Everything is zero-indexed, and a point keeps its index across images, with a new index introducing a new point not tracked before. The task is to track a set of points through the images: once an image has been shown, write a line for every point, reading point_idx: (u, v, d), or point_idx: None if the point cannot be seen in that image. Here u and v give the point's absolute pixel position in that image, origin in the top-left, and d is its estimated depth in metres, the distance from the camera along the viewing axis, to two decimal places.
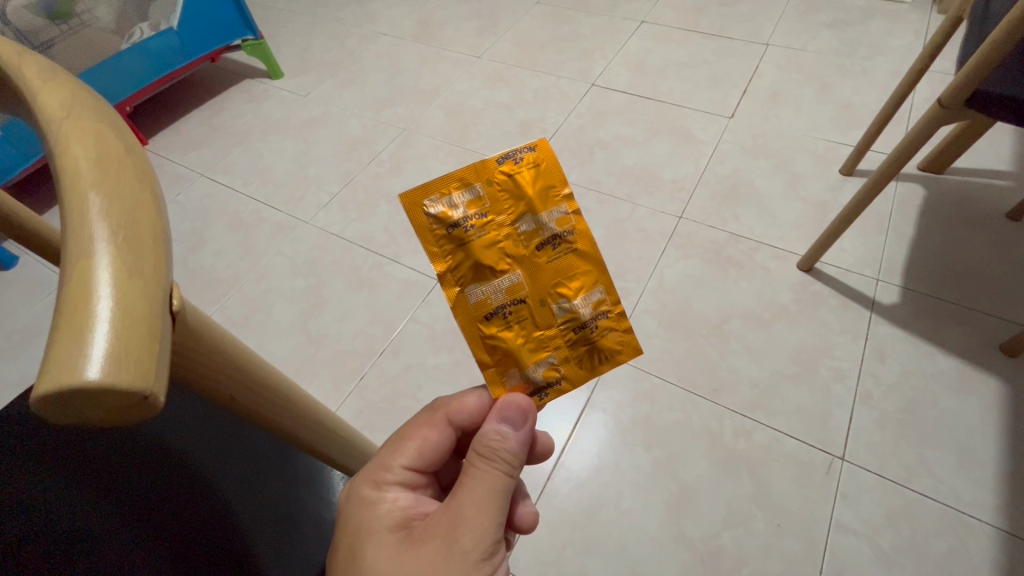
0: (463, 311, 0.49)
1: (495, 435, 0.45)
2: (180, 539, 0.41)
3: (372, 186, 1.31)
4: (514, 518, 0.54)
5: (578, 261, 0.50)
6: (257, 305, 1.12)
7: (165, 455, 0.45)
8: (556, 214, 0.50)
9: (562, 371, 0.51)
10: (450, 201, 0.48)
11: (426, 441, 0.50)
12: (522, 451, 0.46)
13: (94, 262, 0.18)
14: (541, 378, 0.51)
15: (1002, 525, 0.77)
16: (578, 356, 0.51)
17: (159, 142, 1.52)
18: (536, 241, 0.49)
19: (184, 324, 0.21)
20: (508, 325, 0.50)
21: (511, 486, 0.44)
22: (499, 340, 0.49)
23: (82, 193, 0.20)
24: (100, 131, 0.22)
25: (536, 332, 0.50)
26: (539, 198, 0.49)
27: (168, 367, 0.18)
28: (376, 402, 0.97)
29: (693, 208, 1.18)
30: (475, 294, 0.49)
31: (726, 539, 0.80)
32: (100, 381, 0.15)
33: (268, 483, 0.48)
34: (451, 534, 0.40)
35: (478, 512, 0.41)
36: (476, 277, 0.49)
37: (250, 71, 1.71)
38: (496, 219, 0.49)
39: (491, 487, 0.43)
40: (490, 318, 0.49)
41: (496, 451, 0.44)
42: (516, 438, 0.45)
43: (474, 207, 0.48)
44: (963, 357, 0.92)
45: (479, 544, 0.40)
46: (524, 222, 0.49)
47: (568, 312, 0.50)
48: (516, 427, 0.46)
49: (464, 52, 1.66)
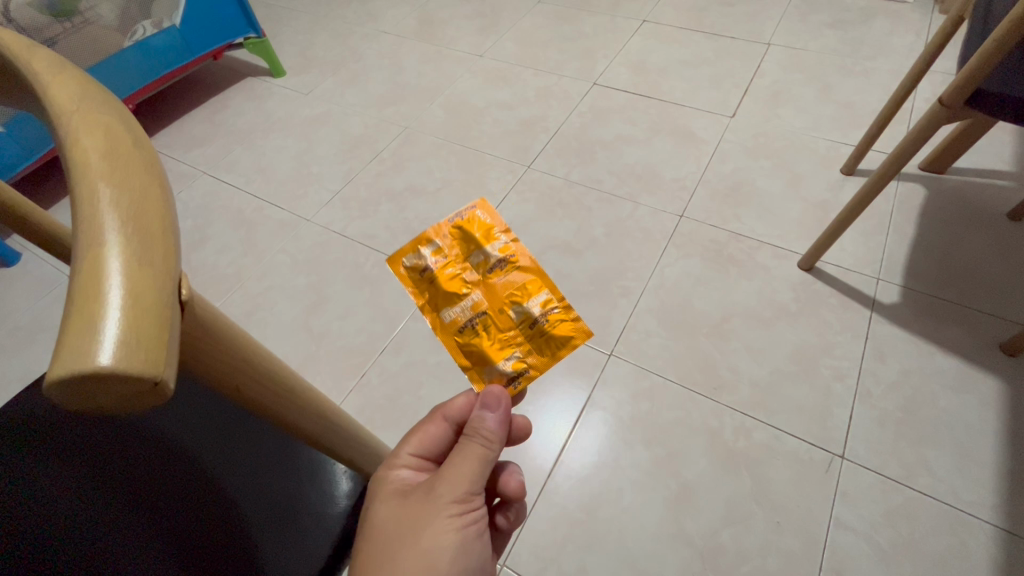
0: (439, 330, 0.55)
1: (474, 417, 0.47)
2: (176, 534, 0.41)
3: (374, 184, 1.31)
4: (500, 487, 0.54)
5: (524, 273, 0.57)
6: (259, 302, 1.13)
7: (168, 451, 0.45)
8: (497, 244, 0.57)
9: (528, 361, 0.55)
10: (415, 252, 0.56)
11: (426, 433, 0.51)
12: (503, 431, 0.47)
13: (104, 251, 0.18)
14: (511, 370, 0.55)
15: (1001, 523, 0.78)
16: (539, 347, 0.56)
17: (161, 139, 1.53)
18: (486, 264, 0.56)
19: (192, 314, 0.22)
20: (477, 333, 0.55)
21: (488, 463, 0.45)
22: (470, 347, 0.55)
23: (92, 184, 0.20)
24: (107, 125, 0.23)
25: (501, 335, 0.55)
26: (481, 232, 0.56)
27: (176, 355, 0.18)
28: (378, 399, 0.97)
29: (694, 207, 1.18)
30: (445, 314, 0.55)
31: (725, 536, 0.80)
32: (111, 367, 0.16)
33: (270, 472, 0.46)
34: (428, 488, 0.43)
35: (452, 470, 0.43)
36: (444, 302, 0.55)
37: (252, 69, 1.72)
38: (450, 254, 0.56)
39: (470, 457, 0.44)
40: (461, 332, 0.55)
41: (471, 431, 0.46)
42: (495, 419, 0.47)
43: (433, 250, 0.56)
44: (963, 357, 0.92)
45: (450, 491, 0.42)
46: (473, 254, 0.56)
47: (523, 313, 0.56)
48: (491, 410, 0.47)
49: (465, 51, 1.66)
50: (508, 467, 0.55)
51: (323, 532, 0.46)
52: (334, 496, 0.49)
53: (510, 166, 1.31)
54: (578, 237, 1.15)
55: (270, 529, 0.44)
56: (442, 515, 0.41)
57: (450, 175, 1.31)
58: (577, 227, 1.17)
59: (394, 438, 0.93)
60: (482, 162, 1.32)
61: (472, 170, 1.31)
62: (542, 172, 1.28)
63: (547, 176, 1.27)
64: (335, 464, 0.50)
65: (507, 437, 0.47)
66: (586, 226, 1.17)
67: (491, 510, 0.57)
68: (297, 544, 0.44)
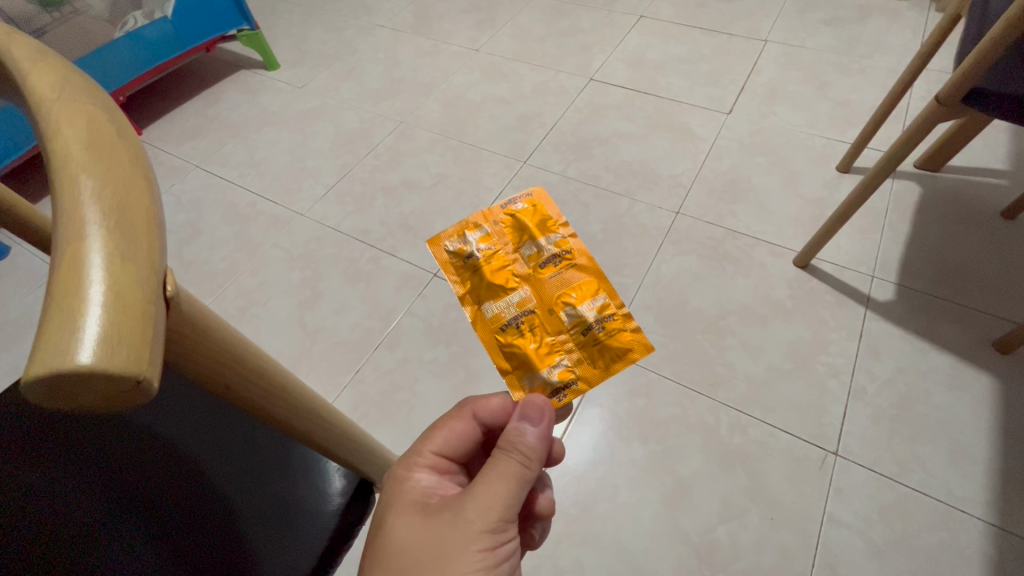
0: (485, 325, 0.66)
1: (516, 430, 0.47)
2: (168, 534, 0.40)
3: (370, 179, 1.30)
4: (533, 505, 0.54)
5: (580, 274, 0.67)
6: (253, 297, 1.12)
7: (163, 453, 0.44)
8: (551, 243, 0.69)
9: (575, 372, 0.63)
10: (464, 242, 0.69)
11: (454, 430, 0.53)
12: (542, 446, 0.47)
13: (85, 245, 0.18)
14: (558, 379, 0.62)
15: (994, 520, 0.78)
16: (590, 355, 0.63)
17: (153, 132, 1.51)
18: (539, 260, 0.68)
19: (177, 309, 0.21)
20: (523, 333, 0.64)
21: (526, 476, 0.45)
22: (515, 348, 0.64)
23: (73, 176, 0.20)
24: (89, 113, 0.22)
25: (547, 337, 0.64)
26: (534, 233, 0.70)
27: (161, 353, 0.18)
28: (372, 396, 0.97)
29: (691, 203, 1.18)
30: (491, 310, 0.66)
31: (720, 533, 0.80)
32: (90, 365, 0.15)
33: (259, 467, 0.46)
34: (458, 509, 0.41)
35: (494, 486, 0.42)
36: (492, 298, 0.66)
37: (246, 62, 1.70)
38: (504, 251, 0.69)
39: (507, 471, 0.44)
40: (506, 329, 0.65)
41: (511, 443, 0.46)
42: (535, 433, 0.47)
43: (485, 243, 0.69)
44: (957, 354, 0.93)
45: (483, 518, 0.41)
46: (526, 250, 0.69)
47: (574, 317, 0.64)
48: (532, 424, 0.48)
49: (461, 45, 1.65)
50: (542, 484, 0.55)
51: (319, 528, 0.45)
52: (327, 493, 0.47)
53: (507, 161, 1.30)
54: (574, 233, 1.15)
55: (268, 532, 0.43)
56: (476, 543, 0.39)
57: (446, 171, 1.30)
58: (574, 223, 1.16)
59: (388, 434, 0.92)
60: (478, 157, 1.32)
61: (468, 166, 1.30)
62: (539, 168, 1.28)
63: (544, 172, 1.27)
64: (328, 460, 0.49)
65: (545, 453, 0.48)
66: (582, 222, 1.16)
67: (519, 526, 0.56)
68: (291, 540, 0.43)
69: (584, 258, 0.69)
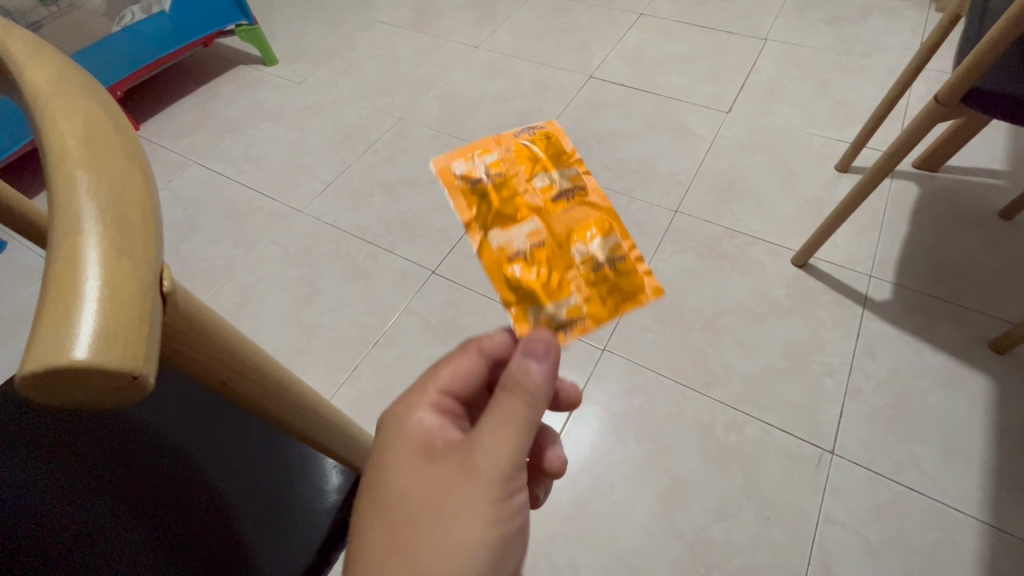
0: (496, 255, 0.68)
1: (519, 365, 0.43)
2: (165, 533, 0.40)
3: (368, 176, 1.30)
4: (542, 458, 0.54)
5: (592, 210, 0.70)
6: (250, 294, 1.12)
7: (159, 449, 0.44)
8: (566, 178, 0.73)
9: (585, 310, 0.61)
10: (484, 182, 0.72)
11: (455, 368, 0.49)
12: (549, 384, 0.43)
13: (81, 242, 0.18)
14: (567, 316, 0.62)
15: (987, 518, 0.79)
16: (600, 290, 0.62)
17: (150, 127, 1.50)
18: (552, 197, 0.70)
19: (173, 306, 0.21)
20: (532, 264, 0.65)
21: (533, 418, 0.41)
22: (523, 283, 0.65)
23: (70, 172, 0.20)
24: (87, 107, 0.22)
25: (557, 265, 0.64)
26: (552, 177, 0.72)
27: (157, 348, 0.18)
28: (370, 392, 0.97)
29: (689, 201, 1.18)
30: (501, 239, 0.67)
31: (716, 531, 0.81)
32: (88, 361, 0.15)
33: (255, 465, 0.45)
34: (464, 459, 0.38)
35: (497, 437, 0.39)
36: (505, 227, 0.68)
37: (244, 57, 1.69)
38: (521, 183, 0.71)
39: (512, 415, 0.40)
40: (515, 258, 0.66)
41: (515, 380, 0.42)
42: (541, 370, 0.43)
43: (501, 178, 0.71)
44: (952, 353, 0.93)
45: (492, 467, 0.38)
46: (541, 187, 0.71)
47: (584, 253, 0.64)
48: (537, 360, 0.43)
49: (460, 42, 1.64)
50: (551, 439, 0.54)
51: (315, 525, 0.44)
52: (323, 490, 0.46)
53: None
54: None
55: (265, 530, 0.43)
56: (485, 494, 0.37)
57: None
58: None
59: None
60: None
61: None
62: None
63: None
64: (325, 457, 0.48)
65: (552, 391, 0.44)
66: None
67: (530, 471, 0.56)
68: (288, 537, 0.43)
69: (595, 196, 0.72)
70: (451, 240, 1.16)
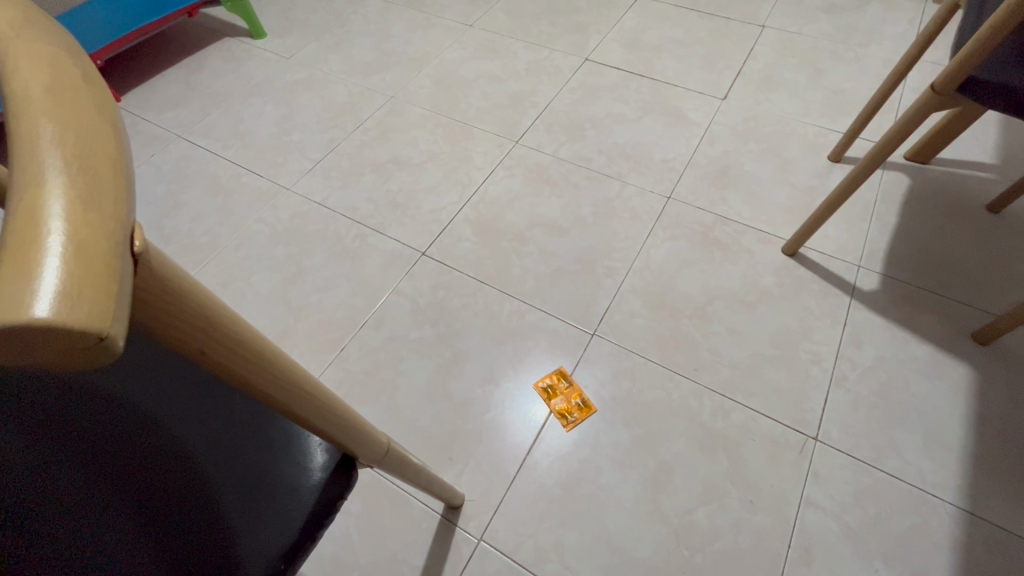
0: None
1: None
2: (144, 512, 0.36)
3: (358, 155, 1.27)
4: None
5: None
6: (236, 272, 1.10)
7: (124, 415, 0.37)
8: None
9: None
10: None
11: None
12: None
13: (44, 197, 0.17)
14: None
15: (963, 504, 0.80)
16: None
17: (132, 99, 1.46)
18: None
19: (146, 269, 0.20)
20: None
21: None
22: None
23: (32, 124, 0.18)
24: (52, 56, 0.20)
25: None
26: None
27: (127, 310, 0.17)
28: (357, 374, 0.96)
29: (682, 188, 1.17)
30: None
31: (700, 514, 0.82)
32: (49, 320, 0.14)
33: (237, 442, 0.41)
34: None
35: None
36: None
37: (231, 29, 1.64)
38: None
39: None
40: None
41: None
42: None
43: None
44: (936, 344, 0.94)
45: None
46: None
47: None
48: None
49: (454, 20, 1.61)
50: None
51: (298, 504, 0.41)
52: (306, 469, 0.43)
53: (498, 141, 1.28)
54: (564, 216, 1.14)
55: (245, 510, 0.40)
56: None
57: (436, 148, 1.27)
58: (564, 206, 1.15)
59: (373, 413, 0.92)
60: (469, 135, 1.29)
61: (458, 144, 1.28)
62: (530, 148, 1.26)
63: (535, 152, 1.25)
64: (310, 436, 0.44)
65: None
66: (573, 205, 1.15)
67: None
68: (271, 518, 0.40)
69: None
70: (442, 222, 1.14)
